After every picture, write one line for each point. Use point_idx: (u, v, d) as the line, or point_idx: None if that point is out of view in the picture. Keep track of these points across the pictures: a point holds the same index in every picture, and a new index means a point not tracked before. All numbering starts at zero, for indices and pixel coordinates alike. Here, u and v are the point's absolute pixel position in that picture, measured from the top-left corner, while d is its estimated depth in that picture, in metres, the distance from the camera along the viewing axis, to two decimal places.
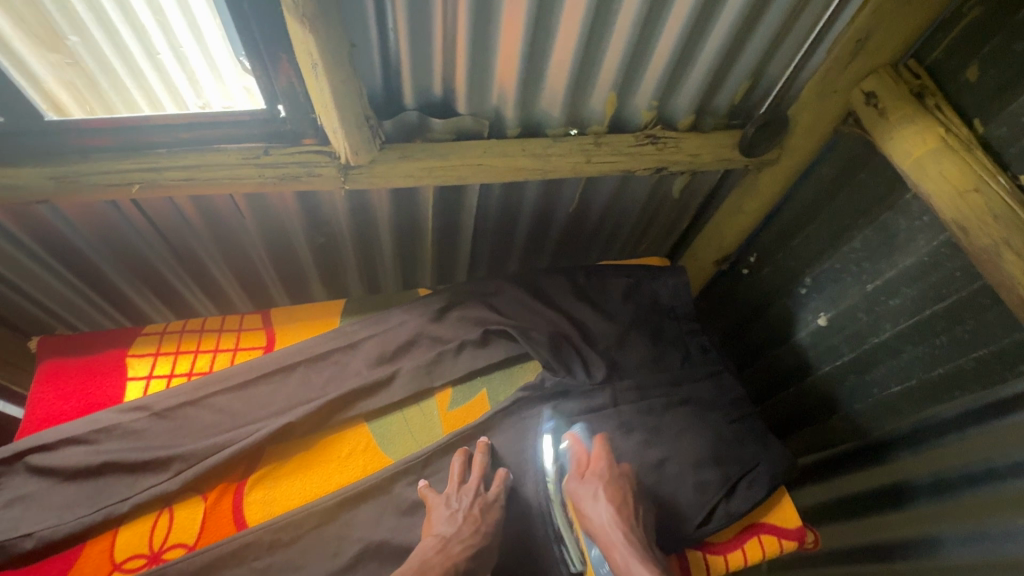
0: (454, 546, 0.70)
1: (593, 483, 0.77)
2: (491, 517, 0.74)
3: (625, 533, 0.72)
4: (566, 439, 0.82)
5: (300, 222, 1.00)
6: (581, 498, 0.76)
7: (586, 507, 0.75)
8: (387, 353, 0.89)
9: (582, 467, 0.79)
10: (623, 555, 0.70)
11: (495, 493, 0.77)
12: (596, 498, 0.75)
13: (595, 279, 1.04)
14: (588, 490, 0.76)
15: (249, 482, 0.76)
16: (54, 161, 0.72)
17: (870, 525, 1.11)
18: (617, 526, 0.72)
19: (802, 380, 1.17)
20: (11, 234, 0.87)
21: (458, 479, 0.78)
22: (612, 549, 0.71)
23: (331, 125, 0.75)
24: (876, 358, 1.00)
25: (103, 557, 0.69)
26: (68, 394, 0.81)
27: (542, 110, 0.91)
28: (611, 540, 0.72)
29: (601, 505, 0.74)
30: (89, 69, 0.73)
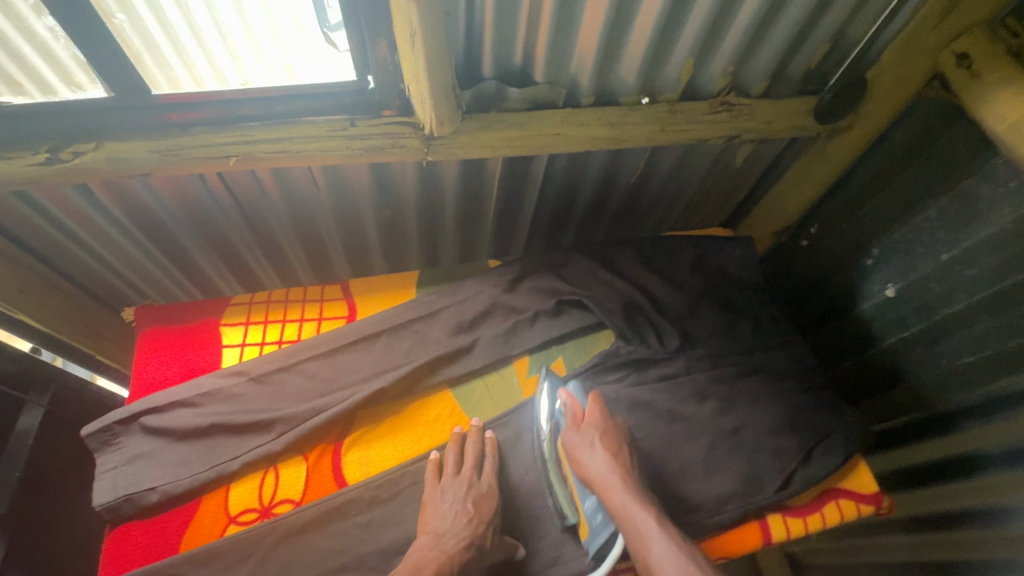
0: (449, 540, 0.70)
1: (589, 433, 0.74)
2: (486, 507, 0.74)
3: (623, 478, 0.70)
4: (561, 394, 0.80)
5: (372, 196, 1.01)
6: (576, 446, 0.74)
7: (582, 455, 0.73)
8: (465, 322, 0.91)
9: (576, 417, 0.77)
10: (621, 499, 0.68)
11: (488, 483, 0.77)
12: (592, 446, 0.73)
13: (661, 250, 1.04)
14: (585, 439, 0.74)
15: (346, 443, 0.80)
16: (159, 135, 0.74)
17: (928, 495, 1.08)
18: (614, 471, 0.70)
19: (863, 352, 1.15)
20: (105, 207, 0.90)
21: (451, 469, 0.77)
22: (611, 493, 0.69)
23: (421, 94, 0.76)
24: (947, 328, 0.97)
25: (219, 511, 0.74)
26: (170, 360, 0.85)
27: (617, 77, 0.90)
28: (609, 484, 0.69)
29: (597, 453, 0.72)
30: (134, 47, 0.67)
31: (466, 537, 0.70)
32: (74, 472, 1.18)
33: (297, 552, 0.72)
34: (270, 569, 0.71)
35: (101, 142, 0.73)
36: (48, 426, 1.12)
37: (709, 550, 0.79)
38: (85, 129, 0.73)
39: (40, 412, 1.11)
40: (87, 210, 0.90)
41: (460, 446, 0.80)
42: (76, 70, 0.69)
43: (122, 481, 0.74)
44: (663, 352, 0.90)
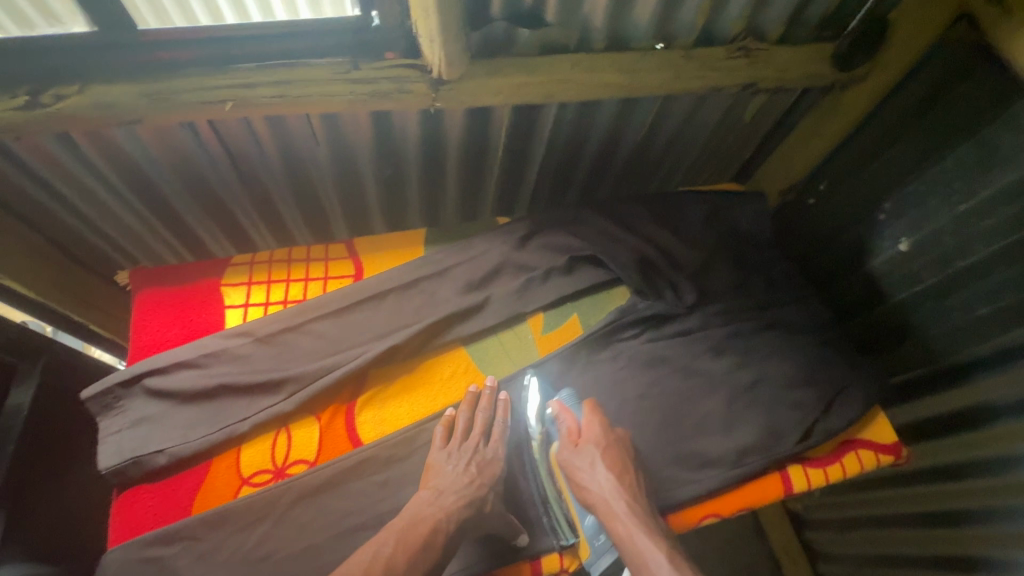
0: (445, 499, 0.68)
1: (587, 452, 0.75)
2: (491, 472, 0.72)
3: (625, 502, 0.70)
4: (555, 404, 0.80)
5: (371, 147, 0.96)
6: (577, 466, 0.75)
7: (583, 477, 0.74)
8: (475, 280, 0.88)
9: (574, 434, 0.77)
10: (624, 525, 0.68)
11: (495, 451, 0.75)
12: (593, 466, 0.74)
13: (674, 204, 1.01)
14: (584, 457, 0.75)
15: (359, 404, 0.77)
16: (149, 78, 0.69)
17: (935, 448, 1.07)
18: (616, 493, 0.71)
19: (870, 311, 1.10)
20: (89, 162, 0.85)
21: (460, 433, 0.75)
22: (612, 519, 0.69)
23: (429, 33, 0.71)
24: (960, 282, 0.93)
25: (231, 473, 0.71)
26: (170, 321, 0.81)
27: (632, 19, 0.84)
28: (610, 508, 0.70)
29: (597, 472, 0.73)
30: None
31: (465, 497, 0.68)
32: (70, 446, 1.14)
33: (313, 513, 0.70)
34: (287, 531, 0.69)
35: (85, 86, 0.67)
36: (42, 399, 1.08)
37: (729, 503, 0.78)
38: (68, 71, 0.67)
39: (34, 383, 1.07)
40: (70, 165, 0.84)
41: (472, 410, 0.78)
42: (29, 11, 0.63)
43: (127, 445, 0.71)
44: (680, 307, 0.88)
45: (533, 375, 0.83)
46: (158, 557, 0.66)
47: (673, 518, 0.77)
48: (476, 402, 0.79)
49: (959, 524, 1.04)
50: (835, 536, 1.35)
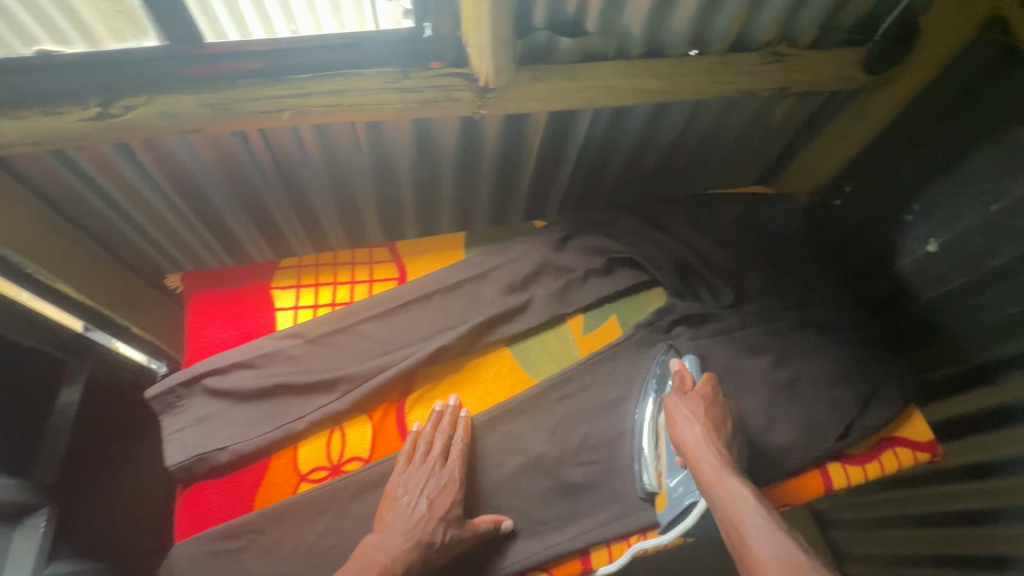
0: (392, 542, 0.67)
1: (692, 401, 0.74)
2: (446, 499, 0.70)
3: (717, 450, 0.68)
4: (675, 362, 0.80)
5: (410, 154, 0.98)
6: (675, 412, 0.73)
7: (679, 420, 0.72)
8: (517, 282, 0.90)
9: (684, 385, 0.77)
10: (713, 469, 0.66)
11: (452, 474, 0.73)
12: (692, 413, 0.72)
13: (708, 206, 1.03)
14: (686, 405, 0.73)
15: (408, 402, 0.80)
16: (211, 88, 0.71)
17: (965, 447, 1.06)
18: (709, 441, 0.69)
19: (893, 311, 1.09)
20: (144, 169, 0.88)
21: (417, 457, 0.73)
22: (700, 463, 0.67)
23: (479, 43, 0.73)
24: (990, 281, 0.92)
25: (290, 469, 0.73)
26: (223, 323, 0.84)
27: (670, 27, 0.86)
28: (699, 451, 0.68)
29: (694, 420, 0.71)
30: (139, 17, 0.66)
31: (412, 537, 0.67)
32: (109, 448, 1.17)
33: (370, 507, 0.72)
34: (345, 525, 0.71)
35: (152, 96, 0.70)
36: (87, 399, 1.11)
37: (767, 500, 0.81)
38: (134, 82, 0.70)
39: (81, 382, 1.10)
40: (127, 171, 0.88)
41: (433, 431, 0.76)
42: (65, 27, 0.65)
43: (190, 442, 0.73)
44: (718, 307, 0.91)
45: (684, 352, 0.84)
46: (225, 550, 0.69)
47: None
48: (438, 422, 0.78)
49: (993, 522, 1.04)
50: (860, 536, 1.34)
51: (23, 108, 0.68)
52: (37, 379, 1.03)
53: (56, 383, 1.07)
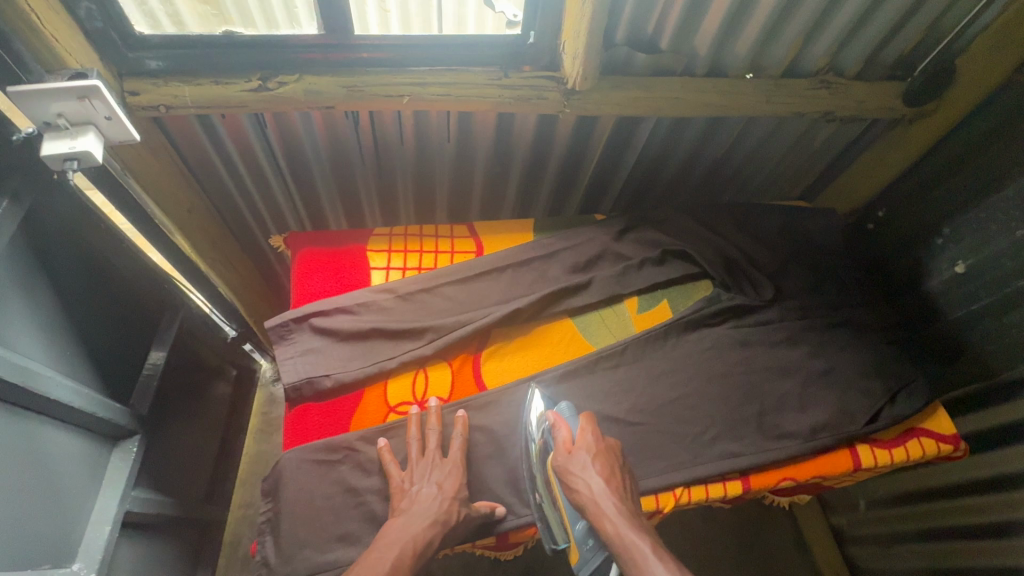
0: (414, 521, 0.70)
1: (580, 456, 0.75)
2: (454, 485, 0.75)
3: (614, 503, 0.70)
4: (550, 414, 0.81)
5: (489, 150, 1.11)
6: (569, 470, 0.74)
7: (574, 479, 0.73)
8: (580, 263, 1.01)
9: (566, 441, 0.77)
10: (614, 525, 0.67)
11: (453, 463, 0.79)
12: (585, 470, 0.73)
13: (752, 214, 1.14)
14: (576, 462, 0.74)
15: (483, 355, 0.91)
16: (347, 73, 0.86)
17: (985, 461, 1.10)
18: (606, 495, 0.70)
19: (926, 327, 1.16)
20: (266, 140, 1.02)
21: (415, 453, 0.79)
22: (602, 519, 0.68)
23: (574, 50, 0.86)
24: (1017, 300, 0.98)
25: (380, 401, 0.85)
26: (326, 276, 0.96)
27: (732, 51, 0.99)
28: (600, 509, 0.69)
29: (591, 477, 0.72)
30: (232, 22, 0.82)
31: (432, 514, 0.71)
32: (181, 400, 1.28)
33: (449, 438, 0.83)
34: None
35: (302, 75, 0.85)
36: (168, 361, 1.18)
37: (804, 470, 0.87)
38: (287, 63, 0.85)
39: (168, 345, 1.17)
40: (252, 140, 1.02)
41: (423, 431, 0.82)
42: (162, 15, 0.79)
43: (300, 368, 0.85)
44: (760, 300, 1.00)
45: (534, 390, 0.86)
46: (326, 460, 0.79)
47: (755, 477, 0.86)
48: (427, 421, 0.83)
49: (1007, 534, 1.06)
50: (878, 553, 1.33)
51: (197, 77, 0.83)
52: (138, 328, 1.12)
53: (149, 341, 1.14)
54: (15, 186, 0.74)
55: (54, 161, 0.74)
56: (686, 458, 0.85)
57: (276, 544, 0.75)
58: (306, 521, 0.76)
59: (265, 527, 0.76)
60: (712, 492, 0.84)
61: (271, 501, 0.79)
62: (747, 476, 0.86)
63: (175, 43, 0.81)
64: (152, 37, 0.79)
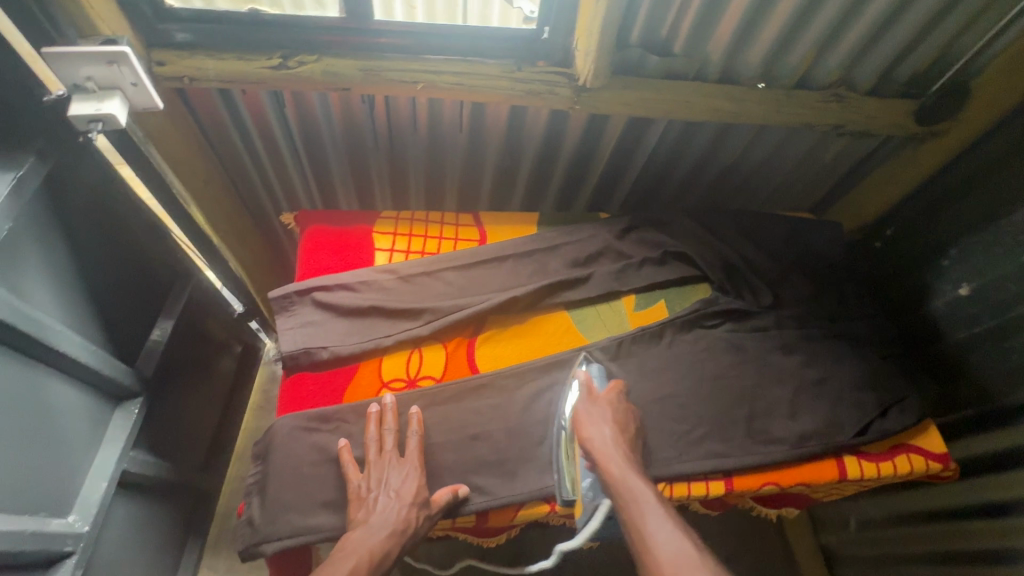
0: (372, 534, 0.70)
1: (601, 408, 0.82)
2: (412, 490, 0.74)
3: (622, 453, 0.76)
4: (581, 370, 0.87)
5: (500, 142, 1.13)
6: (586, 417, 0.81)
7: (590, 426, 0.79)
8: (581, 258, 1.03)
9: (591, 393, 0.84)
10: (619, 470, 0.74)
11: (410, 465, 0.77)
12: (602, 420, 0.80)
13: (757, 223, 1.14)
14: (596, 411, 0.81)
15: (478, 340, 0.93)
16: (365, 57, 0.89)
17: (974, 485, 1.08)
18: (616, 446, 0.77)
19: (927, 348, 1.15)
20: (284, 119, 1.06)
21: (371, 456, 0.78)
22: (608, 464, 0.75)
23: (587, 47, 0.87)
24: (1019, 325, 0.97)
25: (374, 376, 0.87)
26: (331, 253, 0.99)
27: (745, 59, 1.00)
28: (607, 456, 0.76)
29: (605, 426, 0.79)
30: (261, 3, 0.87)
31: (389, 526, 0.71)
32: (186, 371, 1.31)
33: (439, 417, 0.85)
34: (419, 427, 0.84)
35: (321, 57, 0.87)
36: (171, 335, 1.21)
37: (789, 476, 0.87)
38: (309, 45, 0.88)
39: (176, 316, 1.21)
40: (271, 118, 1.05)
41: (380, 429, 0.81)
42: None
43: (299, 338, 0.87)
44: (757, 306, 1.01)
45: (583, 353, 0.92)
46: (317, 429, 0.82)
47: (738, 478, 0.86)
48: (384, 420, 0.82)
49: (998, 563, 1.04)
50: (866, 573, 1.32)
51: (220, 52, 0.86)
52: (149, 294, 1.15)
53: (156, 313, 1.18)
54: (41, 146, 0.78)
55: (81, 121, 0.78)
56: (671, 454, 0.86)
57: (262, 505, 0.77)
58: (292, 486, 0.78)
59: (253, 488, 0.79)
60: (695, 489, 0.84)
61: (260, 463, 0.81)
62: (731, 477, 0.86)
63: (203, 18, 0.85)
64: (183, 10, 0.84)
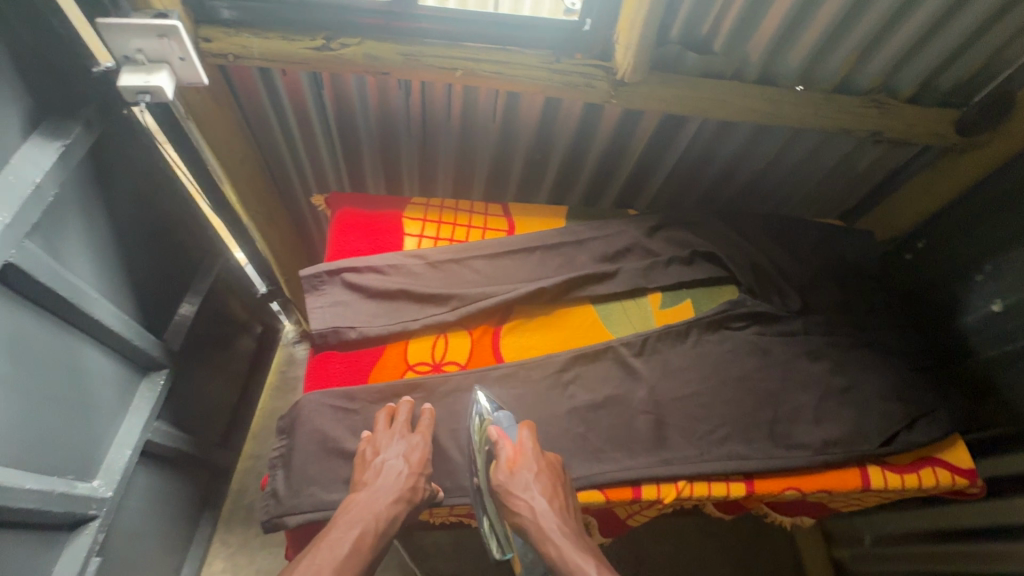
0: (379, 498, 0.71)
1: (523, 475, 0.73)
2: (421, 461, 0.76)
3: (557, 525, 0.69)
4: (492, 430, 0.78)
5: (532, 134, 1.13)
6: (511, 492, 0.72)
7: (516, 499, 0.71)
8: (609, 254, 1.03)
9: (510, 461, 0.75)
10: (557, 548, 0.66)
11: (419, 438, 0.79)
12: (528, 490, 0.71)
13: (786, 228, 1.13)
14: (518, 481, 0.72)
15: (503, 329, 0.93)
16: (405, 41, 0.89)
17: (995, 508, 1.05)
18: (549, 519, 0.69)
19: (956, 365, 1.10)
20: (321, 101, 1.07)
21: (383, 426, 0.79)
22: (545, 543, 0.67)
23: (627, 41, 0.87)
24: None
25: (399, 358, 0.88)
26: (361, 236, 1.00)
27: (785, 59, 0.99)
28: (543, 535, 0.68)
29: (533, 497, 0.70)
30: None
31: (396, 490, 0.71)
32: (209, 348, 1.33)
33: (461, 402, 0.85)
34: (442, 411, 0.85)
35: (363, 40, 0.88)
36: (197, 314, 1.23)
37: (811, 482, 0.86)
38: (353, 28, 0.89)
39: (198, 296, 1.22)
40: (308, 99, 1.06)
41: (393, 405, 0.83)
42: None
43: (328, 317, 0.88)
44: (785, 311, 1.00)
45: (481, 395, 0.84)
46: (342, 407, 0.83)
47: (759, 481, 0.85)
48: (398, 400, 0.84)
49: None
50: None
51: (265, 31, 0.87)
52: (177, 271, 1.16)
53: (181, 292, 1.19)
54: (88, 116, 0.81)
55: (130, 93, 0.80)
56: (692, 453, 0.85)
57: (285, 478, 0.78)
58: (315, 462, 0.79)
59: (277, 461, 0.80)
60: (715, 490, 0.84)
61: (284, 438, 0.82)
62: (752, 480, 0.85)
63: None
64: None
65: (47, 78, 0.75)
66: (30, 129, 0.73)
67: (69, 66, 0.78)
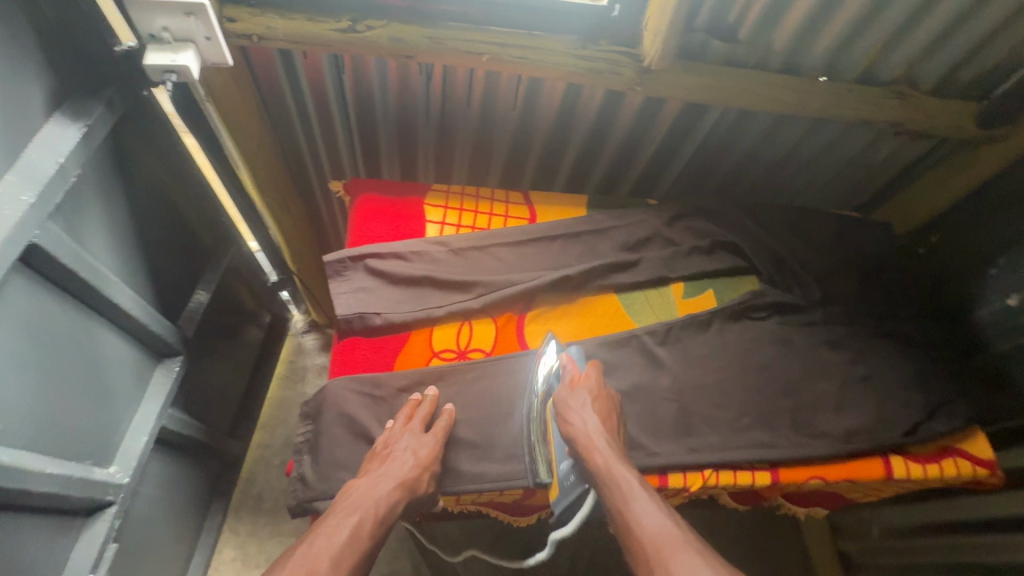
0: (380, 485, 0.71)
1: (583, 395, 0.80)
2: (428, 456, 0.75)
3: (607, 440, 0.75)
4: (563, 357, 0.85)
5: (552, 121, 1.12)
6: (568, 405, 0.79)
7: (572, 414, 0.78)
8: (630, 242, 1.03)
9: (574, 381, 0.82)
10: (604, 457, 0.72)
11: (431, 436, 0.78)
12: (585, 409, 0.78)
13: (807, 219, 1.14)
14: (578, 399, 0.79)
15: (527, 317, 0.93)
16: (430, 25, 0.88)
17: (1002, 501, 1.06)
18: (600, 433, 0.75)
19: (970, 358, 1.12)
20: (341, 84, 1.06)
21: (399, 420, 0.79)
22: (592, 452, 0.73)
23: (656, 28, 0.86)
24: None
25: (425, 345, 0.88)
26: (383, 222, 0.99)
27: (809, 49, 0.98)
28: (591, 444, 0.74)
29: (588, 414, 0.77)
30: None
31: (398, 479, 0.71)
32: (220, 336, 1.32)
33: (486, 390, 0.85)
34: (467, 398, 0.85)
35: (389, 23, 0.87)
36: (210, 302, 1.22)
37: (834, 471, 0.86)
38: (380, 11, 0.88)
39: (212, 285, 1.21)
40: (328, 83, 1.05)
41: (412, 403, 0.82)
42: None
43: (353, 303, 0.88)
44: (806, 301, 1.00)
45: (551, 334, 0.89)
46: (367, 392, 0.82)
47: (784, 470, 0.85)
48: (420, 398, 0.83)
49: None
50: None
51: (290, 12, 0.86)
52: (189, 258, 1.15)
53: (195, 280, 1.17)
54: (110, 96, 0.79)
55: (156, 72, 0.79)
56: (717, 441, 0.85)
57: (313, 463, 0.78)
58: (341, 447, 0.79)
59: (303, 446, 0.80)
60: (741, 478, 0.83)
61: (310, 423, 0.82)
62: (777, 469, 0.85)
63: None
64: None
65: (68, 55, 0.73)
66: (52, 107, 0.72)
67: (90, 44, 0.76)
